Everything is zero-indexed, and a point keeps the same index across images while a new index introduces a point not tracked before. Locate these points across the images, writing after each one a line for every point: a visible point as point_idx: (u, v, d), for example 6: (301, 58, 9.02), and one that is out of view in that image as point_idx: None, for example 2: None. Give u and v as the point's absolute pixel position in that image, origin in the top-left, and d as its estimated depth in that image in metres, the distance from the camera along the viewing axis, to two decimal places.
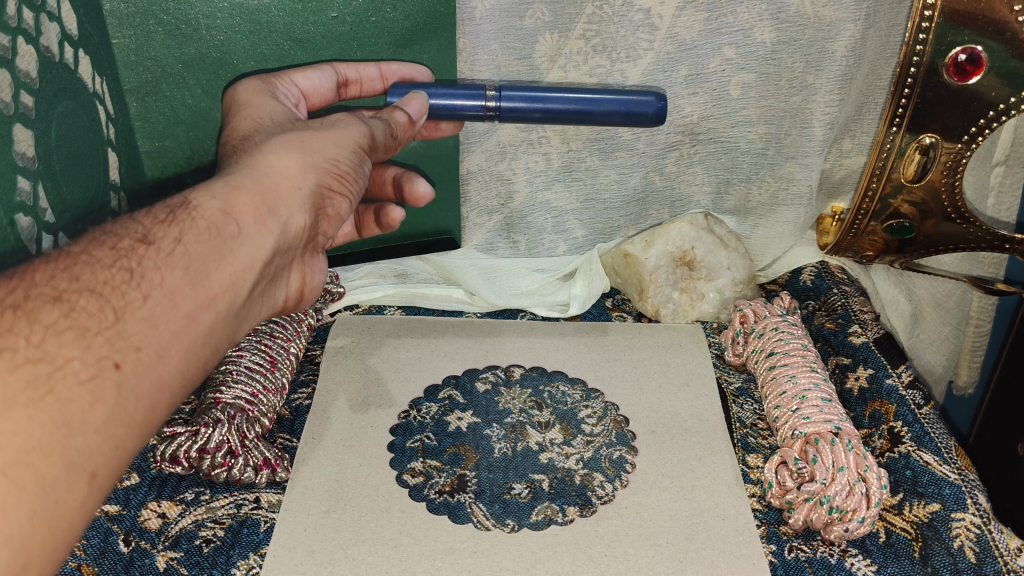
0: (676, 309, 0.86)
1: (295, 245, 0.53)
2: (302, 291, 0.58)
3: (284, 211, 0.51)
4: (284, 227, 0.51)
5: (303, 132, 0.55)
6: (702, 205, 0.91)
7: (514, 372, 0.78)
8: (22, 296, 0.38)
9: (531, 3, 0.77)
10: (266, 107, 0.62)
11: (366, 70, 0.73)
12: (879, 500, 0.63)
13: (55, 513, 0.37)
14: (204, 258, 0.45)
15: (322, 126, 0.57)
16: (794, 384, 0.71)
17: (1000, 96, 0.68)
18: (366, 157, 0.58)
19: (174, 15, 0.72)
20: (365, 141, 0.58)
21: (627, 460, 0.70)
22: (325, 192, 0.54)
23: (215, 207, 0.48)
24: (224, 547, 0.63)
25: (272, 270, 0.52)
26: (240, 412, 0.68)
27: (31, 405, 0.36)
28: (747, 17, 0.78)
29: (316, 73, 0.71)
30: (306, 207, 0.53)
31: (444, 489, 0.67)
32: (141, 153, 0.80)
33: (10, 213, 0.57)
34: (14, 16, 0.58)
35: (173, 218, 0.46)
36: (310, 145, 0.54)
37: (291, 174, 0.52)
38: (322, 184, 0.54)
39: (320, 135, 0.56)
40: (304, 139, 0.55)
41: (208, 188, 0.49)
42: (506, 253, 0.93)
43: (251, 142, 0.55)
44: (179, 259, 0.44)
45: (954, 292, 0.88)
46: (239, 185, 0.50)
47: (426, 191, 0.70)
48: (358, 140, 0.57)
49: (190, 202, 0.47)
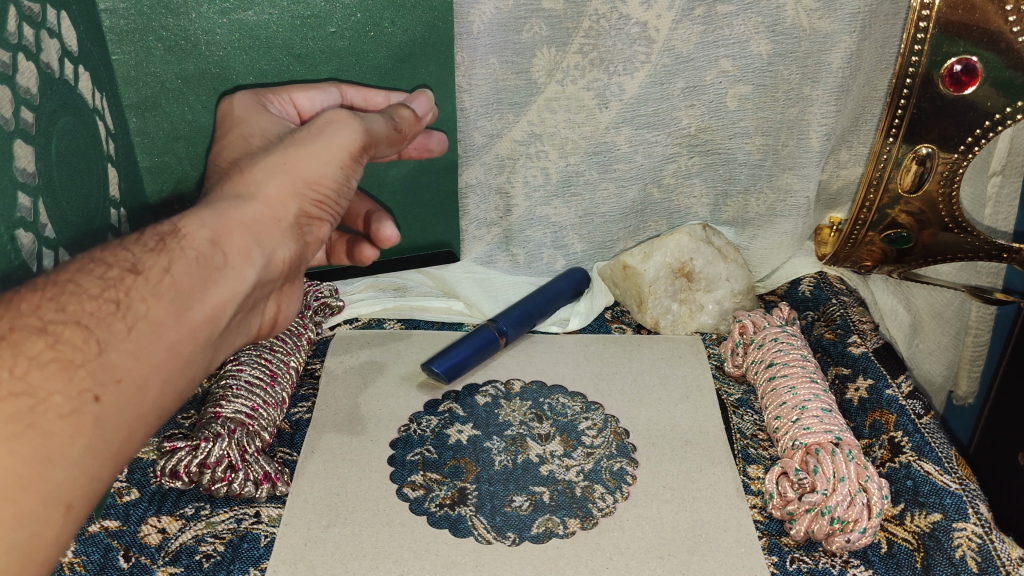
0: (676, 320, 0.87)
1: (276, 275, 0.54)
2: (277, 318, 0.60)
3: (269, 243, 0.52)
4: (269, 258, 0.53)
5: (289, 151, 0.55)
6: (700, 216, 0.91)
7: (514, 385, 0.78)
8: (9, 327, 0.41)
9: (529, 17, 0.77)
10: (260, 125, 0.62)
11: (373, 98, 0.75)
12: (880, 511, 0.63)
13: (31, 548, 0.39)
14: (187, 287, 0.47)
15: (310, 136, 0.57)
16: (794, 395, 0.71)
17: (996, 106, 0.68)
18: (358, 164, 0.58)
19: (173, 31, 0.72)
20: (358, 146, 0.57)
21: (628, 472, 0.70)
22: (305, 219, 0.55)
23: (204, 237, 0.49)
24: (224, 562, 0.62)
25: (252, 301, 0.53)
26: (240, 426, 0.68)
27: (11, 440, 0.39)
28: (743, 30, 0.78)
29: (318, 94, 0.72)
30: (292, 238, 0.54)
31: (444, 502, 0.67)
32: (142, 169, 0.80)
33: (11, 229, 0.57)
34: (14, 32, 0.58)
35: (162, 248, 0.48)
36: (294, 166, 0.55)
37: (276, 201, 0.53)
38: (304, 212, 0.55)
39: (308, 150, 0.56)
40: (288, 159, 0.55)
41: (197, 216, 0.51)
42: (506, 266, 0.93)
43: (237, 168, 0.55)
44: (166, 290, 0.46)
45: (954, 301, 0.89)
46: (226, 213, 0.51)
47: (392, 234, 0.70)
48: (347, 152, 0.57)
49: (180, 230, 0.49)
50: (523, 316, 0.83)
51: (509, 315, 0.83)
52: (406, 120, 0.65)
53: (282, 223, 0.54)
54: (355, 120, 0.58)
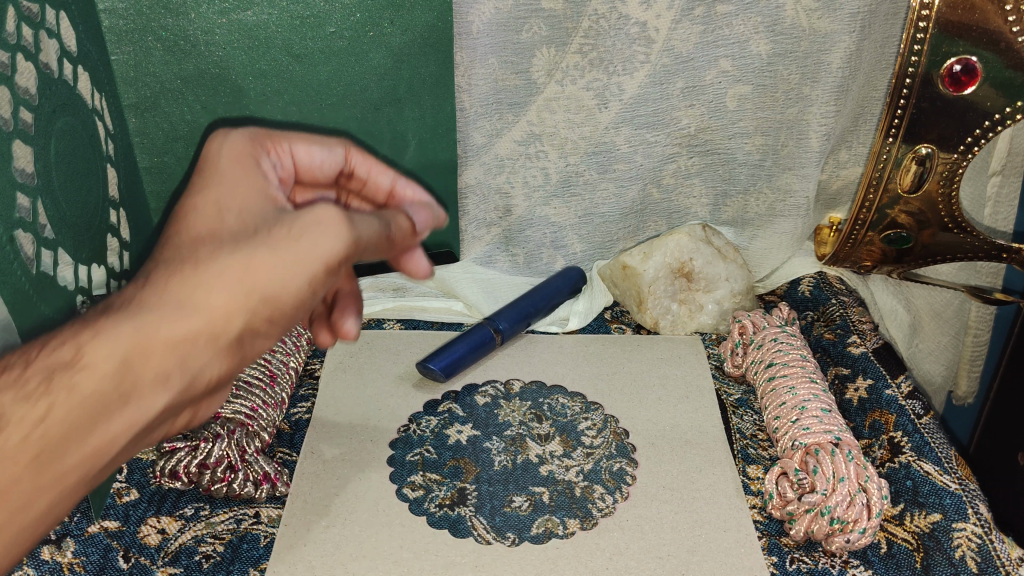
0: (676, 319, 0.86)
1: (192, 397, 0.42)
2: (191, 421, 0.47)
3: (191, 367, 0.40)
4: (189, 381, 0.40)
5: (254, 251, 0.41)
6: (700, 216, 0.91)
7: (514, 385, 0.78)
8: None
9: (529, 17, 0.77)
10: (243, 195, 0.45)
11: (378, 175, 0.59)
12: (880, 511, 0.62)
13: None
14: (67, 433, 0.36)
15: (287, 238, 0.42)
16: (793, 395, 0.71)
17: (995, 106, 0.68)
18: (332, 274, 0.44)
19: (172, 31, 0.72)
20: (337, 260, 0.43)
21: (628, 472, 0.70)
22: (249, 333, 0.42)
23: (109, 365, 0.36)
24: (224, 563, 0.62)
25: (152, 428, 0.41)
26: (239, 427, 0.67)
27: None
28: (742, 30, 0.78)
29: (320, 150, 0.55)
30: (223, 356, 0.41)
31: (444, 502, 0.66)
32: (141, 169, 0.80)
33: (11, 230, 0.57)
34: (13, 33, 0.58)
35: (37, 392, 0.35)
36: (252, 274, 0.40)
37: (218, 316, 0.40)
38: (248, 325, 0.41)
39: (276, 256, 0.41)
40: (250, 262, 0.41)
41: (100, 329, 0.37)
42: (506, 266, 0.93)
43: (195, 253, 0.41)
44: (34, 444, 0.35)
45: (953, 301, 0.88)
46: (138, 334, 0.37)
47: (351, 331, 0.59)
48: (322, 266, 0.42)
49: (78, 359, 0.36)
50: (520, 315, 0.83)
51: (506, 312, 0.83)
52: (403, 229, 0.50)
53: (225, 343, 0.41)
54: (351, 223, 0.43)
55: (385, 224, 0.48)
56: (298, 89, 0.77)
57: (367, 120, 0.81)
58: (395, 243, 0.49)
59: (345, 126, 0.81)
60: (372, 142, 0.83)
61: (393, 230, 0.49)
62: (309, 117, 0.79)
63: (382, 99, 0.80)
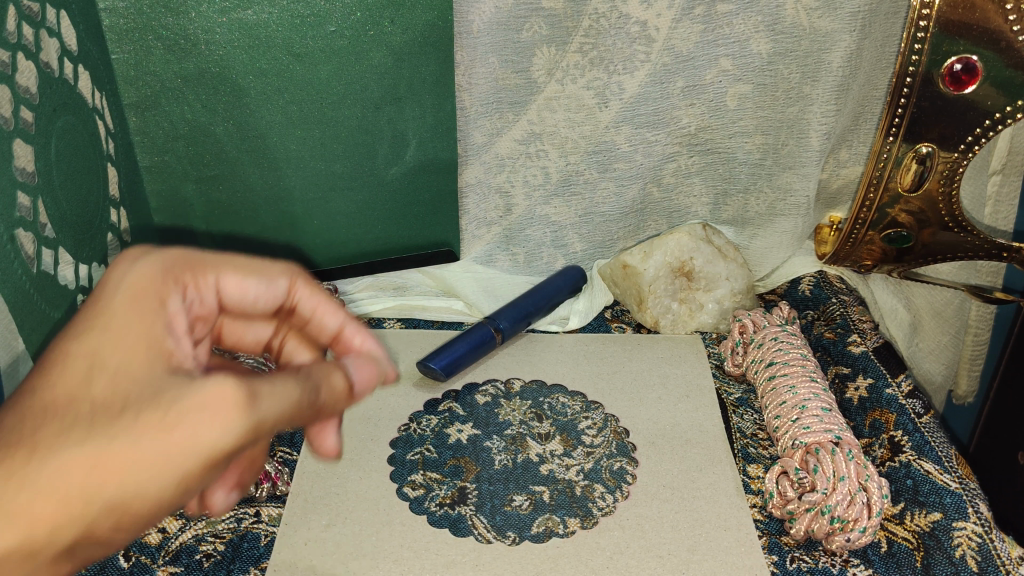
0: (676, 319, 0.86)
1: None
2: None
3: None
4: None
5: (109, 439, 0.31)
6: (700, 215, 0.91)
7: (514, 385, 0.78)
8: None
9: (529, 16, 0.77)
10: (131, 336, 0.35)
11: (326, 314, 0.48)
12: (880, 510, 0.62)
13: None
14: None
15: (153, 425, 0.31)
16: (794, 394, 0.71)
17: (996, 105, 0.68)
18: (202, 470, 0.33)
19: (172, 30, 0.72)
20: (222, 454, 0.32)
21: (628, 471, 0.70)
22: (82, 532, 0.32)
23: None
24: (224, 562, 0.62)
25: None
26: None
27: None
28: (742, 29, 0.78)
29: (257, 285, 0.44)
30: None
31: (444, 501, 0.66)
32: (141, 168, 0.80)
33: (11, 229, 0.57)
34: (13, 32, 0.58)
35: None
36: (101, 476, 0.31)
37: (39, 524, 0.31)
38: (88, 530, 0.32)
39: (131, 451, 0.31)
40: (98, 460, 0.31)
41: None
42: (507, 265, 0.93)
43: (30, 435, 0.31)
44: None
45: (953, 300, 0.89)
46: None
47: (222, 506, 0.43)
48: (193, 464, 0.32)
49: None
50: (520, 314, 0.83)
51: (507, 312, 0.82)
52: (336, 391, 0.38)
53: (67, 554, 0.33)
54: (246, 408, 0.32)
55: (306, 392, 0.36)
56: (298, 88, 0.77)
57: (368, 119, 0.81)
58: (312, 409, 0.37)
59: (345, 125, 0.81)
60: (372, 141, 0.82)
61: (320, 394, 0.37)
62: (309, 117, 0.79)
63: (382, 98, 0.80)
